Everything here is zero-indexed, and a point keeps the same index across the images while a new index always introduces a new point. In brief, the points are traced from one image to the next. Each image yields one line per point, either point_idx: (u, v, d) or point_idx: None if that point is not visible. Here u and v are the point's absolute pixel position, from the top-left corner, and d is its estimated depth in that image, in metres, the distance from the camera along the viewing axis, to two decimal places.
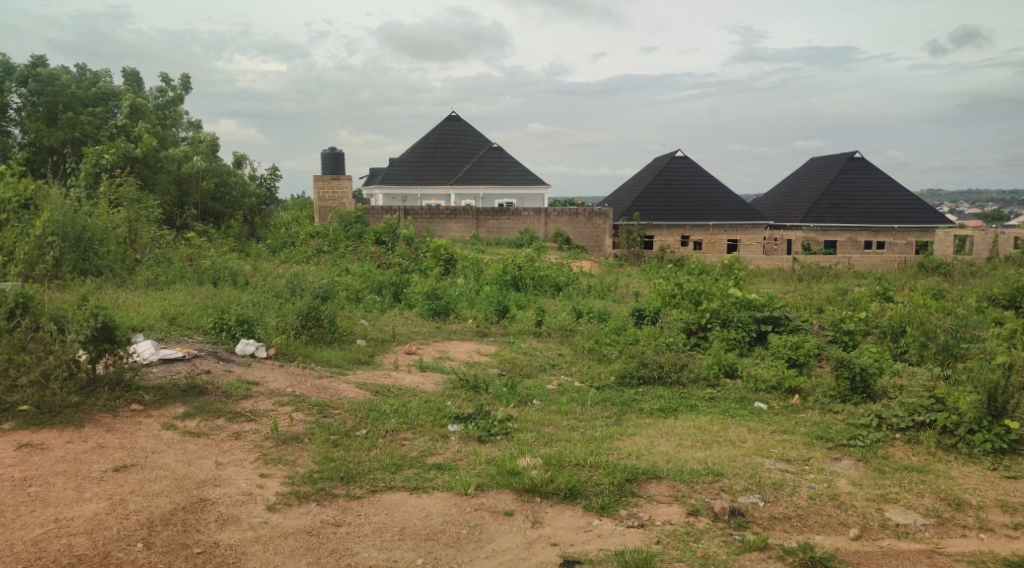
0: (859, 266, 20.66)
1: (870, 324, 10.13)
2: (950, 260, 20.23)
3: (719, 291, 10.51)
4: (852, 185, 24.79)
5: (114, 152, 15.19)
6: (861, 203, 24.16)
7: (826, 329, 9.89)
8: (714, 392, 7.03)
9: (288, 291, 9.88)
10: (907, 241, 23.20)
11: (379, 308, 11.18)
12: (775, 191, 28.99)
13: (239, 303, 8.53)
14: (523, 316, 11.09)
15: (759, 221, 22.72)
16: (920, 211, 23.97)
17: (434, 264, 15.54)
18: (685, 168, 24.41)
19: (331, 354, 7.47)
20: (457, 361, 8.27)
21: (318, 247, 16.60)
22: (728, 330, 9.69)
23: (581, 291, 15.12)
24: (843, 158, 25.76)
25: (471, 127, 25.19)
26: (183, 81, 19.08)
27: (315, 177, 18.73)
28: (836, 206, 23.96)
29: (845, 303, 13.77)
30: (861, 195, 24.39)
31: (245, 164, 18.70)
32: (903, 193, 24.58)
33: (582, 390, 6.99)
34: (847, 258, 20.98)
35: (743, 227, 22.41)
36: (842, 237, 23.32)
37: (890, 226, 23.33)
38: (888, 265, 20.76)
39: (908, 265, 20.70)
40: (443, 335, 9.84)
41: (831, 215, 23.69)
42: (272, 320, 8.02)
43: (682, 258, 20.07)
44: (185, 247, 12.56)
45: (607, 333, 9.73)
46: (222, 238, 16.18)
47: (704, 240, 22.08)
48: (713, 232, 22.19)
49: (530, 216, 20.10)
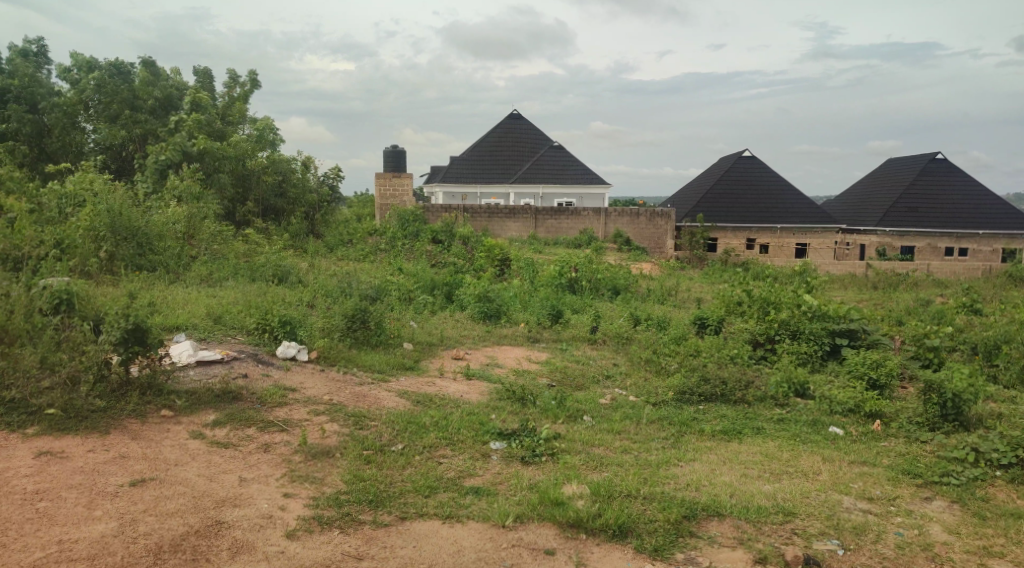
0: (939, 274, 19.47)
1: (954, 340, 9.36)
2: None
3: (789, 299, 9.86)
4: (932, 188, 23.46)
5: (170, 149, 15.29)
6: (941, 207, 22.85)
7: (907, 345, 9.18)
8: (783, 413, 6.51)
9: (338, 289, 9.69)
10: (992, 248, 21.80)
11: (430, 309, 10.91)
12: (848, 193, 27.73)
13: (287, 303, 8.34)
14: (578, 322, 10.65)
15: (829, 225, 21.65)
16: (1008, 215, 22.48)
17: (489, 264, 15.21)
18: (752, 169, 23.50)
19: (376, 358, 7.18)
20: (506, 369, 7.89)
21: (374, 245, 16.52)
22: (797, 344, 9.07)
23: (640, 295, 14.59)
24: (924, 159, 24.37)
25: (532, 126, 24.83)
26: (250, 78, 19.24)
27: (375, 175, 18.63)
28: (915, 209, 22.69)
29: (926, 316, 12.87)
30: (943, 198, 23.02)
31: (307, 162, 18.75)
32: (987, 197, 23.15)
33: (639, 406, 6.53)
34: (925, 265, 19.84)
35: (813, 230, 21.41)
36: (920, 243, 22.06)
37: (973, 231, 21.95)
38: (969, 274, 19.53)
39: (991, 274, 19.45)
40: (494, 340, 9.48)
41: (908, 219, 22.45)
42: (319, 322, 7.80)
43: (747, 262, 19.26)
44: (241, 243, 12.52)
45: (666, 343, 9.22)
46: (281, 235, 16.19)
47: (771, 244, 21.19)
48: (781, 235, 21.27)
49: (590, 216, 19.60)
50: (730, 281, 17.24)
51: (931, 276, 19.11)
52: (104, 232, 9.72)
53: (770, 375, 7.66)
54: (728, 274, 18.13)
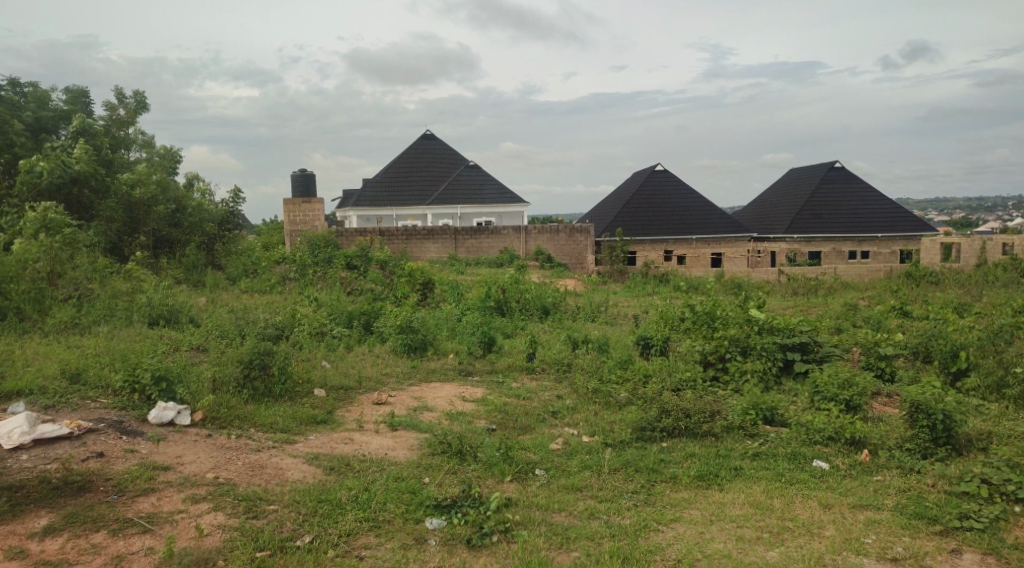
0: (844, 277, 19.44)
1: (898, 346, 8.84)
2: (938, 269, 19.10)
3: (734, 313, 9.13)
4: (839, 194, 23.72)
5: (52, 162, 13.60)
6: (850, 211, 23.07)
7: (858, 358, 8.63)
8: (757, 445, 5.66)
9: (240, 328, 8.44)
10: (892, 250, 22.33)
11: (347, 345, 9.71)
12: (759, 200, 27.88)
13: (168, 353, 7.02)
14: (512, 349, 9.67)
15: (743, 234, 21.59)
16: (906, 217, 22.96)
17: (410, 289, 14.06)
18: (668, 181, 23.19)
19: (276, 413, 5.97)
20: (437, 413, 6.82)
21: (282, 274, 15.15)
22: (749, 361, 8.34)
23: (570, 314, 13.77)
24: (823, 168, 24.69)
25: (447, 145, 23.89)
26: (136, 99, 17.55)
27: (284, 200, 17.22)
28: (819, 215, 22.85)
29: (861, 320, 12.50)
30: (845, 204, 23.33)
31: (204, 187, 17.23)
32: (889, 201, 23.54)
33: (596, 450, 5.59)
34: (831, 268, 19.84)
35: (726, 240, 21.28)
36: (826, 247, 22.22)
37: (875, 234, 22.32)
38: (876, 275, 19.66)
39: (895, 274, 19.56)
40: (421, 376, 8.38)
41: (815, 224, 22.60)
42: (206, 374, 6.55)
43: (668, 273, 18.79)
44: (123, 279, 10.99)
45: (611, 368, 8.32)
46: (175, 269, 14.61)
47: (688, 254, 21.00)
48: (697, 246, 21.11)
49: (509, 234, 18.74)
50: (655, 295, 16.68)
51: (840, 279, 19.12)
52: None
53: (734, 401, 6.89)
54: (654, 286, 17.59)
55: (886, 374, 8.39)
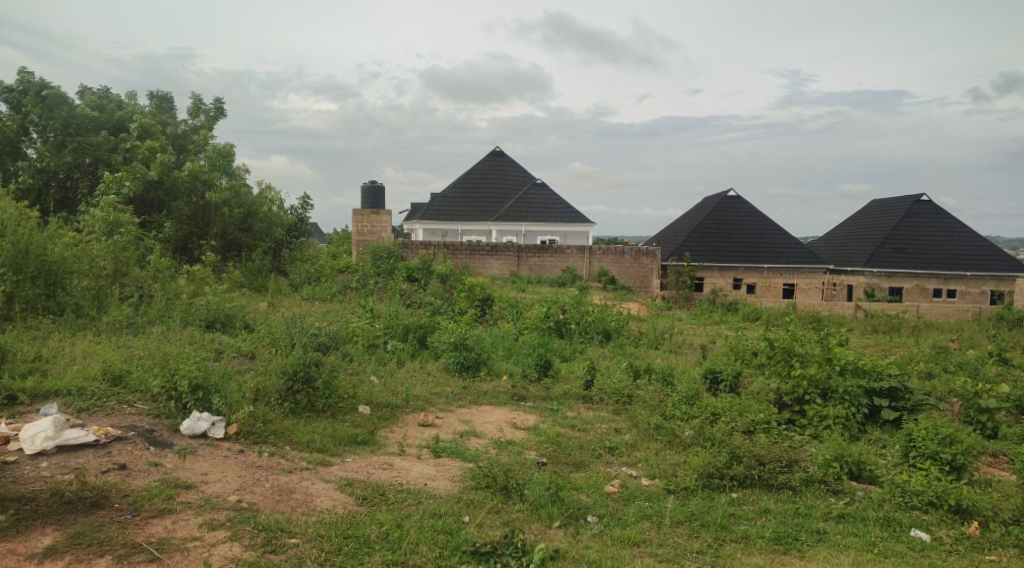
0: (929, 316, 18.33)
1: (996, 396, 7.97)
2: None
3: (813, 348, 8.41)
4: (922, 228, 22.40)
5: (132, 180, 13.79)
6: (935, 247, 21.71)
7: (952, 409, 7.90)
8: (844, 504, 5.15)
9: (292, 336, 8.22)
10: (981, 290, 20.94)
11: (399, 360, 9.38)
12: (836, 231, 26.65)
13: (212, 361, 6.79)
14: (570, 375, 9.17)
15: (817, 266, 20.56)
16: (999, 256, 21.50)
17: (469, 305, 13.72)
18: (741, 208, 22.34)
19: (315, 431, 5.64)
20: (485, 441, 6.40)
21: (344, 283, 15.04)
22: (829, 406, 7.67)
23: (632, 340, 13.18)
24: (908, 201, 23.34)
25: (516, 162, 23.62)
26: (215, 106, 17.85)
27: (353, 210, 17.17)
28: (900, 249, 21.61)
29: (949, 365, 11.53)
30: (931, 239, 22.01)
31: (274, 194, 17.35)
32: (977, 238, 22.10)
33: (661, 497, 5.14)
34: (913, 305, 18.61)
35: (800, 271, 20.30)
36: (908, 284, 21.01)
37: (960, 272, 20.95)
38: (962, 316, 18.38)
39: (984, 317, 18.31)
40: (472, 398, 7.96)
41: (897, 258, 21.38)
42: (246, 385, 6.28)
43: (736, 302, 18.00)
44: (184, 280, 10.96)
45: (676, 402, 7.74)
46: (238, 273, 14.65)
47: (758, 284, 20.19)
48: (767, 275, 20.24)
49: (574, 254, 18.26)
50: (723, 325, 15.92)
51: (923, 319, 17.92)
52: (2, 269, 8.09)
53: (814, 452, 6.27)
54: (720, 315, 16.83)
55: (985, 427, 7.58)
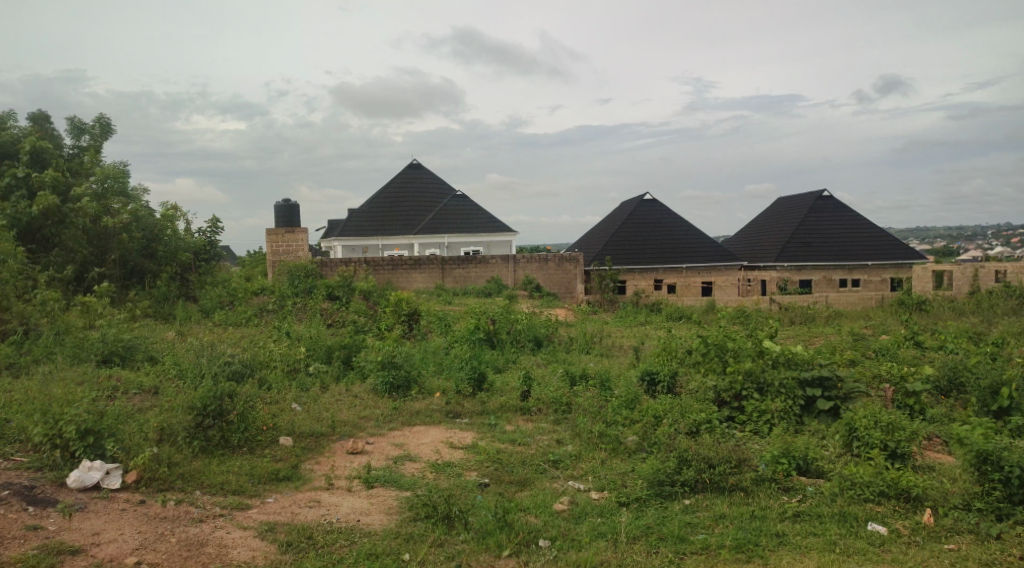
0: (835, 305, 18.70)
1: (920, 380, 8.03)
2: (930, 296, 18.44)
3: (745, 344, 8.31)
4: (826, 222, 23.12)
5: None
6: (839, 239, 22.43)
7: (882, 396, 7.87)
8: (799, 502, 4.88)
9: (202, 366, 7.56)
10: (882, 278, 21.69)
11: (324, 383, 8.80)
12: (749, 228, 27.24)
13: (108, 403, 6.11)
14: (505, 387, 8.79)
15: (731, 263, 20.96)
16: (900, 245, 22.36)
17: (394, 321, 13.19)
18: (658, 210, 22.52)
19: (229, 471, 5.06)
20: (421, 465, 5.95)
21: (260, 306, 14.25)
22: (766, 400, 7.50)
23: (564, 346, 12.93)
24: (811, 196, 24.10)
25: (433, 174, 23.15)
26: (101, 124, 16.74)
27: (267, 229, 16.32)
28: (809, 243, 22.23)
29: (872, 351, 11.72)
30: (838, 231, 22.72)
31: (180, 215, 16.42)
32: (875, 230, 22.90)
33: (611, 511, 4.78)
34: (824, 295, 19.10)
35: (717, 269, 20.60)
36: (817, 276, 21.59)
37: (864, 262, 21.67)
38: (867, 303, 19.01)
39: (886, 303, 18.87)
40: (403, 419, 7.48)
41: (806, 252, 21.95)
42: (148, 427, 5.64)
43: (659, 301, 18.07)
44: (79, 314, 10.07)
45: (616, 407, 7.45)
46: (144, 302, 13.68)
47: (678, 283, 20.31)
48: (687, 274, 20.45)
49: (497, 263, 17.91)
50: (649, 326, 15.89)
51: (832, 308, 18.36)
52: None
53: (760, 449, 6.03)
54: (645, 316, 16.81)
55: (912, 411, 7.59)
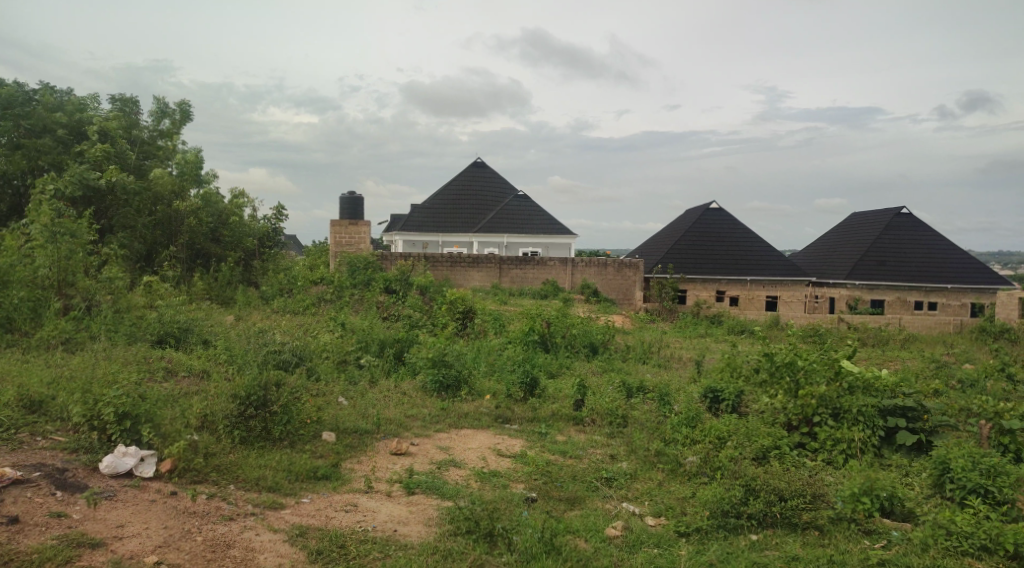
0: (911, 328, 17.74)
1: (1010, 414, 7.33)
2: (1013, 325, 17.24)
3: (818, 361, 7.69)
4: (902, 240, 21.96)
5: (69, 178, 12.60)
6: (917, 259, 21.23)
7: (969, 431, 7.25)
8: (885, 548, 4.53)
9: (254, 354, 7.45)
10: (962, 302, 20.45)
11: (373, 377, 8.60)
12: (819, 243, 26.21)
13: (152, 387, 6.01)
14: (558, 395, 8.45)
15: (800, 278, 19.96)
16: (984, 269, 21.09)
17: (449, 318, 12.98)
18: (725, 219, 21.77)
19: (262, 466, 4.81)
20: (466, 471, 5.65)
21: (318, 294, 14.23)
22: (842, 427, 7.00)
23: (620, 354, 12.51)
24: (888, 213, 22.98)
25: (497, 174, 22.92)
26: (182, 109, 17.02)
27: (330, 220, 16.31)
28: (883, 262, 21.16)
29: (951, 381, 10.95)
30: (916, 251, 21.57)
31: (246, 201, 16.59)
32: (955, 251, 21.59)
33: (677, 541, 4.49)
34: (896, 318, 18.12)
35: (783, 283, 19.71)
36: (890, 296, 20.55)
37: (941, 284, 20.46)
38: (943, 328, 17.94)
39: (966, 329, 17.74)
40: (451, 421, 7.21)
41: (879, 271, 20.90)
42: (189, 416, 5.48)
43: (720, 314, 17.40)
44: (140, 293, 10.11)
45: (676, 425, 7.03)
46: (205, 284, 13.78)
47: (742, 296, 19.72)
48: (751, 288, 19.68)
49: (556, 265, 17.56)
50: (710, 338, 15.30)
51: (904, 331, 17.37)
52: None
53: (837, 484, 5.59)
54: (705, 328, 16.19)
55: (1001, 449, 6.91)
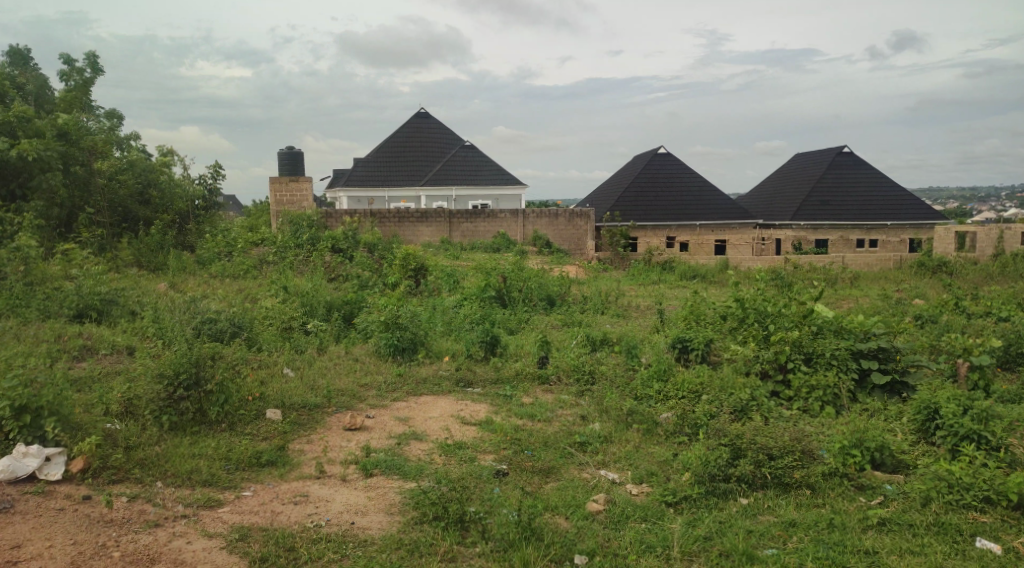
0: (851, 267, 17.82)
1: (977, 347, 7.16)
2: (949, 258, 17.26)
3: (785, 308, 7.43)
4: (846, 180, 21.99)
5: None
6: (862, 198, 21.31)
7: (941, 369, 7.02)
8: (883, 508, 4.16)
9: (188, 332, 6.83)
10: (900, 239, 20.77)
11: (321, 343, 8.02)
12: (765, 185, 26.18)
13: (65, 372, 5.37)
14: (520, 352, 8.01)
15: (747, 221, 19.85)
16: (928, 205, 21.24)
17: (400, 275, 12.38)
18: (674, 164, 21.41)
19: (192, 457, 4.20)
20: (429, 445, 5.18)
21: (260, 257, 13.43)
22: (818, 373, 6.68)
23: (578, 305, 12.13)
24: (831, 153, 22.93)
25: (442, 125, 22.07)
26: (89, 61, 15.68)
27: (269, 177, 15.36)
28: (828, 202, 21.20)
29: (909, 318, 10.86)
30: (862, 190, 21.60)
31: (177, 158, 15.55)
32: (897, 189, 21.76)
33: (662, 514, 4.07)
34: (839, 256, 18.08)
35: (730, 227, 19.54)
36: (834, 235, 20.63)
37: (883, 222, 20.61)
38: (883, 265, 17.98)
39: (905, 264, 17.85)
40: (408, 387, 6.71)
41: (825, 211, 20.92)
42: (107, 404, 4.87)
43: (672, 259, 17.14)
44: (58, 264, 9.23)
45: (646, 379, 6.65)
46: (135, 252, 12.86)
47: (691, 242, 19.57)
48: (701, 232, 19.47)
49: (507, 217, 16.99)
50: (664, 285, 15.04)
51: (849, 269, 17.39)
52: None
53: (823, 437, 5.26)
54: (657, 274, 15.91)
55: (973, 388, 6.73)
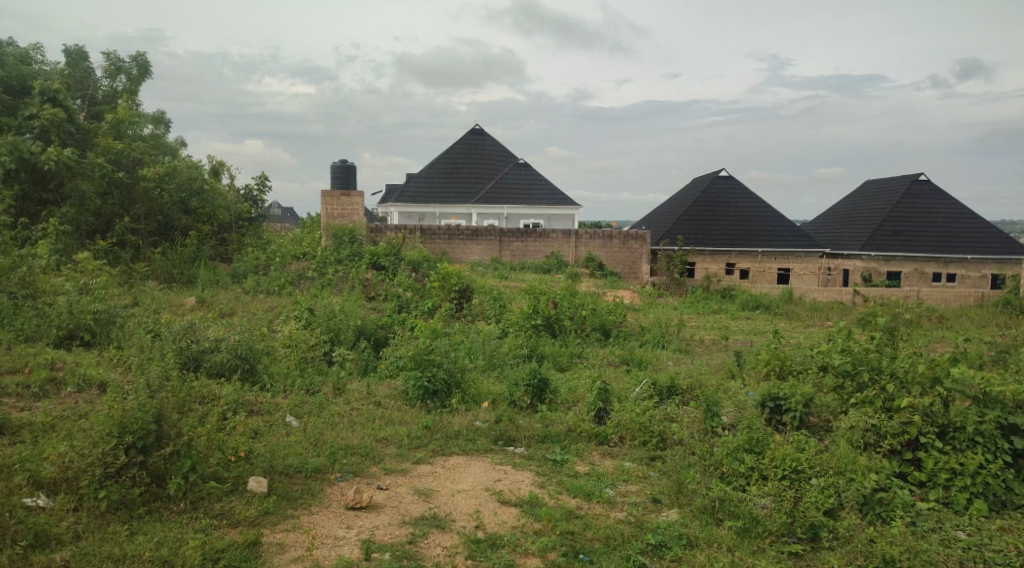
0: (926, 301, 15.90)
1: None
2: None
3: (903, 365, 5.90)
4: (925, 209, 20.06)
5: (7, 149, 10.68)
6: (945, 229, 19.34)
7: None
8: None
9: (180, 369, 5.76)
10: (981, 273, 18.64)
11: (340, 377, 6.84)
12: (831, 213, 24.38)
13: (5, 416, 4.31)
14: (573, 400, 6.71)
15: (812, 250, 18.13)
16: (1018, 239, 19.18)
17: (442, 298, 11.20)
18: (738, 188, 19.87)
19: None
20: (456, 539, 3.92)
21: (298, 272, 12.43)
22: (959, 455, 5.18)
23: (636, 337, 10.75)
24: (906, 180, 21.06)
25: (496, 141, 20.97)
26: (137, 63, 15.07)
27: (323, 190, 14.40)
28: (903, 231, 19.32)
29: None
30: (944, 220, 19.64)
31: (223, 170, 14.73)
32: (979, 219, 19.75)
33: None
34: (912, 290, 16.30)
35: (794, 254, 17.88)
36: (906, 268, 18.71)
37: (962, 254, 18.65)
38: (961, 301, 15.92)
39: (986, 301, 15.88)
40: (436, 444, 5.45)
41: (899, 241, 19.05)
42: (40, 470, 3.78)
43: (733, 287, 15.58)
44: (68, 273, 8.28)
45: (733, 452, 5.06)
46: (164, 263, 11.96)
47: (751, 269, 17.83)
48: (762, 260, 17.85)
49: (559, 237, 15.73)
50: (727, 316, 13.54)
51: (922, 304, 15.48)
52: None
53: None
54: (715, 303, 14.41)
55: None
